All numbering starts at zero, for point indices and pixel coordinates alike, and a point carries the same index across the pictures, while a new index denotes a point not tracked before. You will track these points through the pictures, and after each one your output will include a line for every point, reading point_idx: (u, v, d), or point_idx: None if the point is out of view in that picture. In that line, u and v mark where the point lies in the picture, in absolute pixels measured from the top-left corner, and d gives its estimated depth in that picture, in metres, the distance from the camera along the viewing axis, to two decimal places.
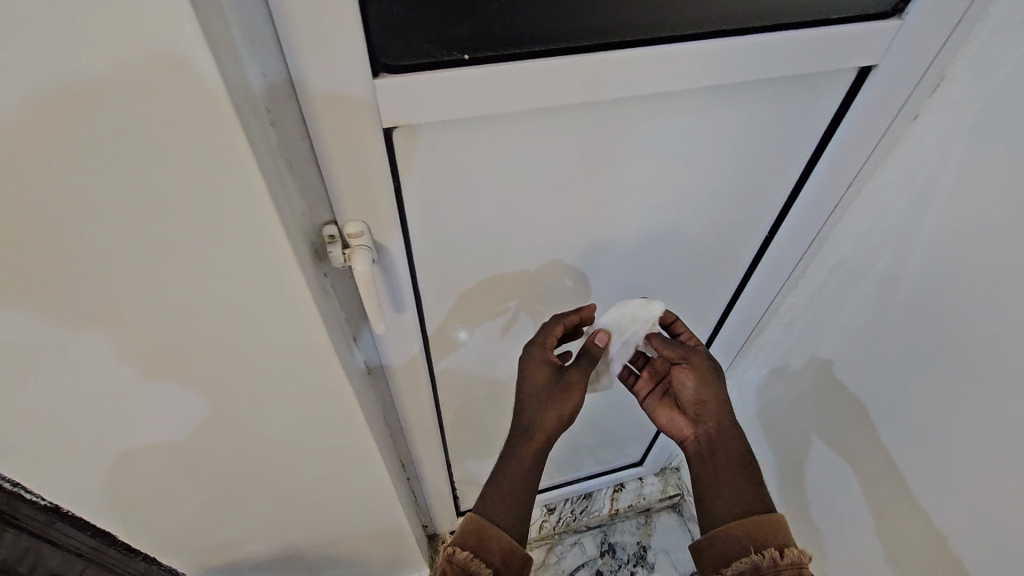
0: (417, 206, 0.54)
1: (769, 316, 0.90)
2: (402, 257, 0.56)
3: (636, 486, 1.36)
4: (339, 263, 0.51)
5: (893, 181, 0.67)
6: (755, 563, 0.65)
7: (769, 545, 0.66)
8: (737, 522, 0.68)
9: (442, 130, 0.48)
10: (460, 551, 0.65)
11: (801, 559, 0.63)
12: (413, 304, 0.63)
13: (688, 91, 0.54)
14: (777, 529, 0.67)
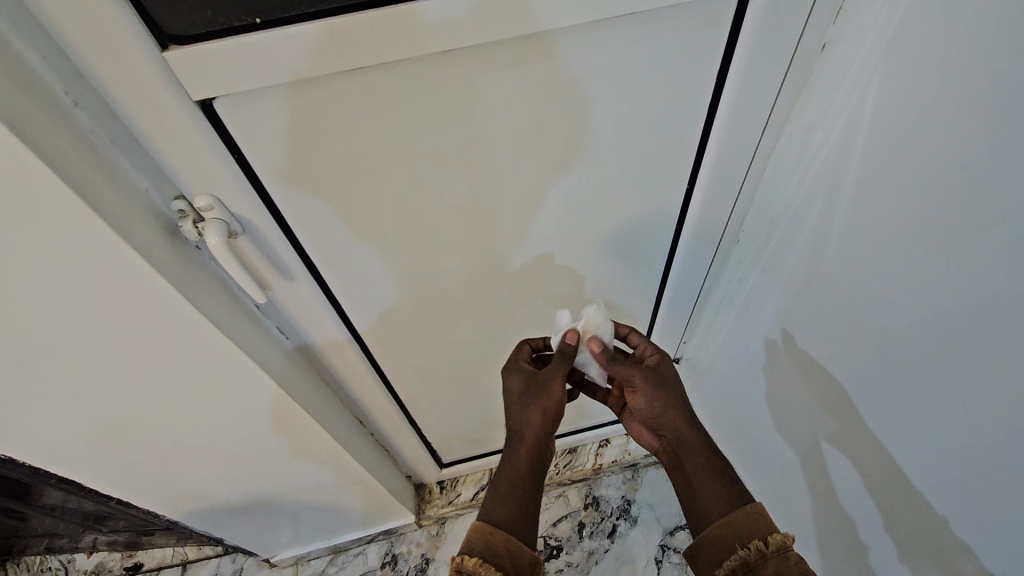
0: (278, 182, 0.54)
1: (710, 283, 0.85)
2: (273, 228, 0.58)
3: (622, 442, 1.36)
4: (195, 236, 0.54)
5: (817, 123, 0.61)
6: (742, 559, 0.55)
7: (754, 536, 0.56)
8: (718, 522, 0.59)
9: (277, 104, 0.48)
10: (468, 559, 0.58)
11: (787, 544, 0.54)
12: (305, 271, 0.64)
13: (550, 39, 0.49)
14: (757, 516, 0.57)
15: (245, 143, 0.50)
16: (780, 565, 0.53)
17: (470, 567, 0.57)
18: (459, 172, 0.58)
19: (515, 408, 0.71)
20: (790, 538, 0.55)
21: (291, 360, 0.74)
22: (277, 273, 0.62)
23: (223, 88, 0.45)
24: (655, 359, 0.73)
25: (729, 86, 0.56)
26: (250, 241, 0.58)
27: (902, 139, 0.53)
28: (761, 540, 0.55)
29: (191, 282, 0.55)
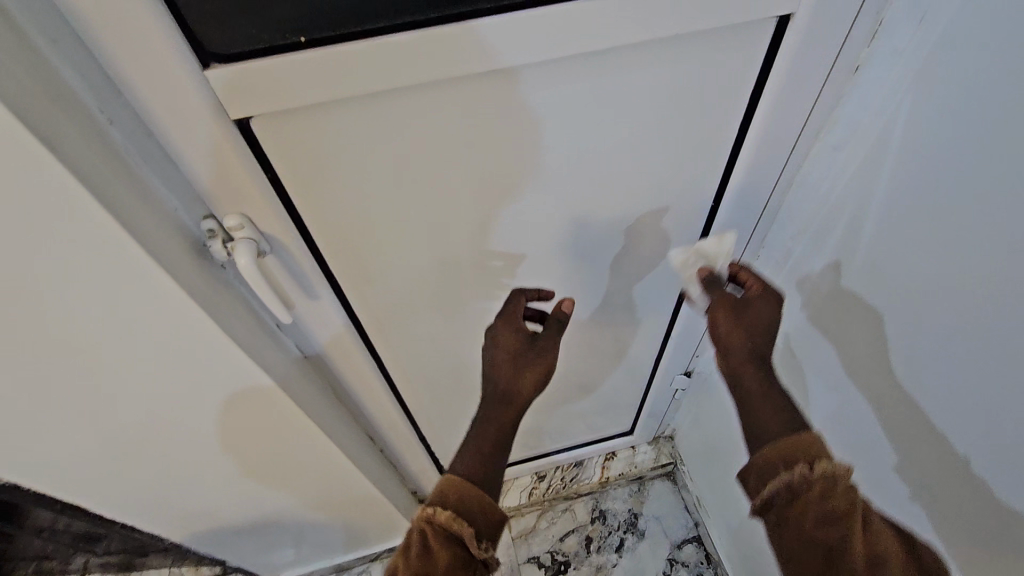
0: (305, 199, 0.53)
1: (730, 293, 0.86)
2: (299, 247, 0.56)
3: (628, 455, 1.35)
4: (224, 256, 0.53)
5: (842, 146, 0.61)
6: (785, 484, 0.53)
7: (799, 460, 0.53)
8: (764, 448, 0.55)
9: (297, 126, 0.47)
10: (440, 513, 0.56)
11: (836, 472, 0.51)
12: (329, 289, 0.63)
13: (586, 56, 0.49)
14: (806, 443, 0.54)
15: (279, 161, 0.49)
16: (830, 490, 0.51)
17: (443, 520, 0.55)
18: (489, 184, 0.58)
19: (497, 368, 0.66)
20: (840, 466, 0.52)
21: (309, 378, 0.73)
22: (301, 293, 0.61)
23: (260, 109, 0.44)
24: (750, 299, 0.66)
25: (765, 99, 0.57)
26: (277, 261, 0.56)
27: (924, 167, 0.52)
28: (810, 464, 0.53)
29: (218, 303, 0.54)
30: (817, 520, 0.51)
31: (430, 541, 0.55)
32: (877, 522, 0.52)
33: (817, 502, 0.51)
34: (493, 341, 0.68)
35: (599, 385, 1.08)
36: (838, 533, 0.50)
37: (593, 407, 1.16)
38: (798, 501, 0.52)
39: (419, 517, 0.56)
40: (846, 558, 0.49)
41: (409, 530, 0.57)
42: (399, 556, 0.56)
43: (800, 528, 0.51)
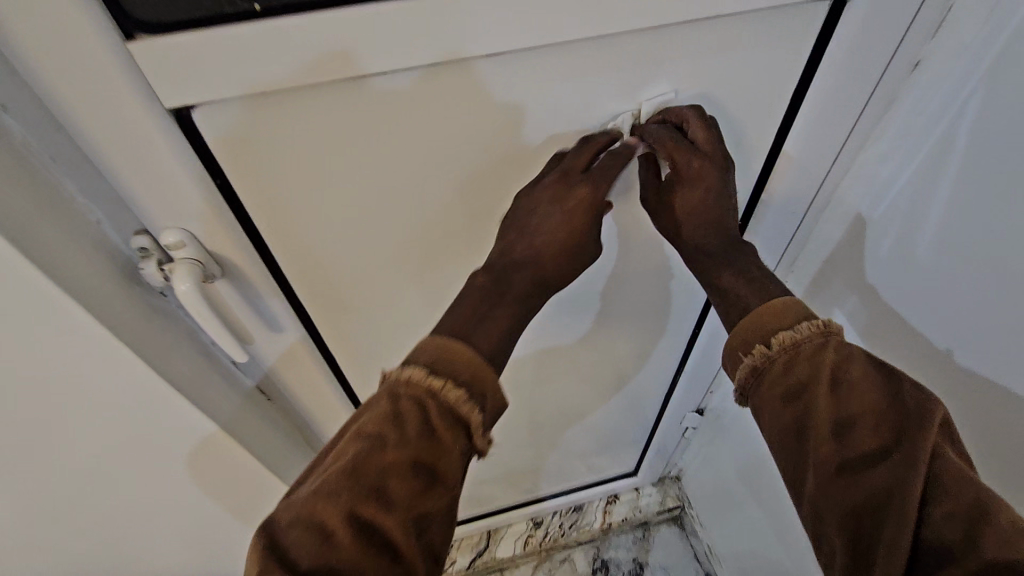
0: (267, 217, 0.44)
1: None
2: (258, 272, 0.47)
3: (632, 498, 1.24)
4: (161, 282, 0.43)
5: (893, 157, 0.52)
6: (750, 370, 0.44)
7: (758, 339, 0.44)
8: (731, 333, 0.46)
9: (258, 126, 0.38)
10: (447, 388, 0.42)
11: (795, 338, 0.43)
12: (297, 322, 0.53)
13: (605, 40, 0.41)
14: (776, 312, 0.44)
15: (236, 171, 0.40)
16: (793, 362, 0.42)
17: (452, 400, 0.42)
18: (486, 199, 0.49)
19: (527, 251, 0.47)
20: (807, 331, 0.43)
21: (277, 427, 0.62)
22: (264, 326, 0.51)
23: (203, 96, 0.35)
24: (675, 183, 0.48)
25: (812, 92, 0.50)
26: (231, 289, 0.47)
27: (1000, 174, 0.44)
28: (767, 343, 0.44)
29: (151, 338, 0.44)
30: (779, 400, 0.42)
31: (426, 415, 0.41)
32: (857, 369, 0.41)
33: (779, 383, 0.43)
34: (544, 208, 0.46)
35: (603, 423, 0.99)
36: (801, 410, 0.41)
37: (594, 446, 1.06)
38: (768, 387, 0.43)
39: (416, 383, 0.42)
40: (812, 432, 0.40)
41: (392, 391, 0.42)
42: (373, 420, 0.41)
43: (767, 418, 0.43)
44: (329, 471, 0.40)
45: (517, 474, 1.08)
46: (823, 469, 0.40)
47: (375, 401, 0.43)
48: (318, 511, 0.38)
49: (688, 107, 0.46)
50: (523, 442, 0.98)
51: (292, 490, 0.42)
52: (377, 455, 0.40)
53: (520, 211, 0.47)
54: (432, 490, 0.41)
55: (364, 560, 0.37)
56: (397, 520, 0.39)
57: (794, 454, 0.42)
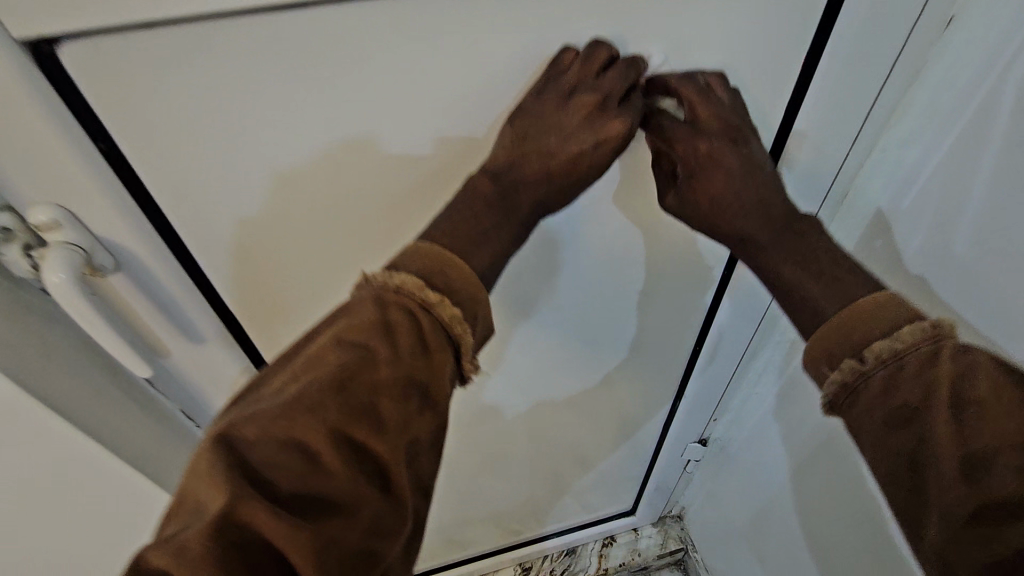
0: (166, 190, 0.36)
1: (754, 345, 0.71)
2: (165, 270, 0.39)
3: (630, 540, 1.13)
4: (30, 266, 0.36)
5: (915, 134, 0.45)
6: (840, 390, 0.35)
7: (847, 348, 0.35)
8: (813, 341, 0.36)
9: (135, 69, 0.31)
10: (432, 296, 0.39)
11: (898, 347, 0.33)
12: (218, 335, 0.45)
13: None
14: (867, 312, 0.34)
15: (115, 129, 0.32)
16: (896, 379, 0.33)
17: (446, 317, 0.39)
18: (444, 176, 0.41)
19: (536, 182, 0.41)
20: (911, 332, 0.33)
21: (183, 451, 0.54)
22: (181, 336, 0.44)
23: (62, 23, 0.28)
24: (699, 166, 0.41)
25: (833, 51, 0.41)
26: (131, 289, 0.39)
27: None
28: (861, 356, 0.34)
29: None
30: (881, 427, 0.33)
31: (412, 329, 0.38)
32: (986, 385, 0.31)
33: (876, 404, 0.33)
34: (554, 127, 0.39)
35: (594, 456, 0.89)
36: (916, 438, 0.32)
37: (585, 483, 0.96)
38: (870, 407, 0.33)
39: (408, 292, 0.39)
40: (932, 469, 0.31)
41: (378, 298, 0.39)
42: (358, 331, 0.38)
43: (868, 445, 0.34)
44: (306, 384, 0.37)
45: (501, 514, 0.97)
46: (954, 519, 0.30)
47: (358, 308, 0.39)
48: (298, 430, 0.35)
49: (681, 78, 0.40)
50: (504, 478, 0.88)
51: (254, 399, 0.38)
52: (366, 372, 0.37)
53: (541, 123, 0.39)
54: (421, 412, 0.39)
55: (351, 481, 0.36)
56: (387, 445, 0.37)
57: (906, 493, 0.32)
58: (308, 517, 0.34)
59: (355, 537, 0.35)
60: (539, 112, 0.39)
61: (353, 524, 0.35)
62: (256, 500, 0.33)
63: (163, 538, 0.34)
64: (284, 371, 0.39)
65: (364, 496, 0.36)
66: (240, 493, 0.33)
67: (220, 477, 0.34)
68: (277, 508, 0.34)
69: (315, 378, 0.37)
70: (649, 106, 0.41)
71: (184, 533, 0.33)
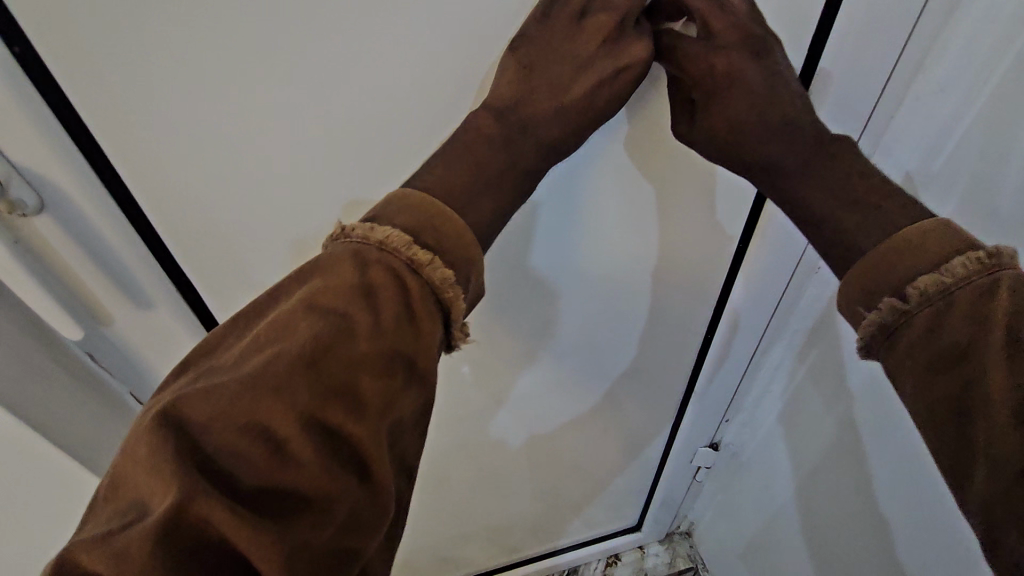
0: (101, 113, 0.35)
1: (773, 329, 0.61)
2: (103, 217, 0.39)
3: (635, 559, 1.05)
4: None
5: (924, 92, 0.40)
6: (880, 326, 0.33)
7: (885, 283, 0.33)
8: (850, 274, 0.34)
9: None
10: (421, 254, 0.35)
11: (947, 280, 0.31)
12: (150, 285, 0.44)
13: None
14: (910, 242, 0.32)
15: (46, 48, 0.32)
16: (941, 318, 0.31)
17: (436, 280, 0.35)
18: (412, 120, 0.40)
19: (537, 115, 0.40)
20: (964, 260, 0.30)
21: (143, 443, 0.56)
22: (120, 295, 0.44)
23: None
24: (718, 87, 0.39)
25: None
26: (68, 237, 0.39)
27: None
28: (902, 295, 0.32)
29: None
30: (925, 367, 0.31)
31: (397, 295, 0.34)
32: None
33: (919, 345, 0.31)
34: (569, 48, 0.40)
35: (593, 468, 0.82)
36: (964, 374, 0.30)
37: (583, 497, 0.88)
38: (915, 344, 0.31)
39: (394, 250, 0.35)
40: (978, 410, 0.29)
41: (359, 255, 0.35)
42: (335, 295, 0.33)
43: (909, 389, 0.32)
44: (270, 356, 0.32)
45: (493, 529, 0.90)
46: (1003, 462, 0.28)
47: (333, 266, 0.35)
48: (263, 414, 0.31)
49: None
50: (492, 483, 0.81)
51: (208, 372, 0.33)
52: (343, 344, 0.33)
53: (551, 45, 0.39)
54: (407, 389, 0.35)
55: (323, 473, 0.32)
56: (369, 430, 0.33)
57: (953, 441, 0.31)
58: (274, 516, 0.30)
59: (327, 535, 0.32)
60: (548, 32, 0.39)
61: (325, 521, 0.32)
62: (212, 495, 0.29)
63: (94, 540, 0.29)
64: (244, 338, 0.34)
65: (338, 486, 0.32)
66: (194, 489, 0.29)
67: (169, 471, 0.29)
68: (236, 506, 0.30)
69: (280, 351, 0.32)
70: (656, 28, 0.40)
71: (119, 540, 0.28)
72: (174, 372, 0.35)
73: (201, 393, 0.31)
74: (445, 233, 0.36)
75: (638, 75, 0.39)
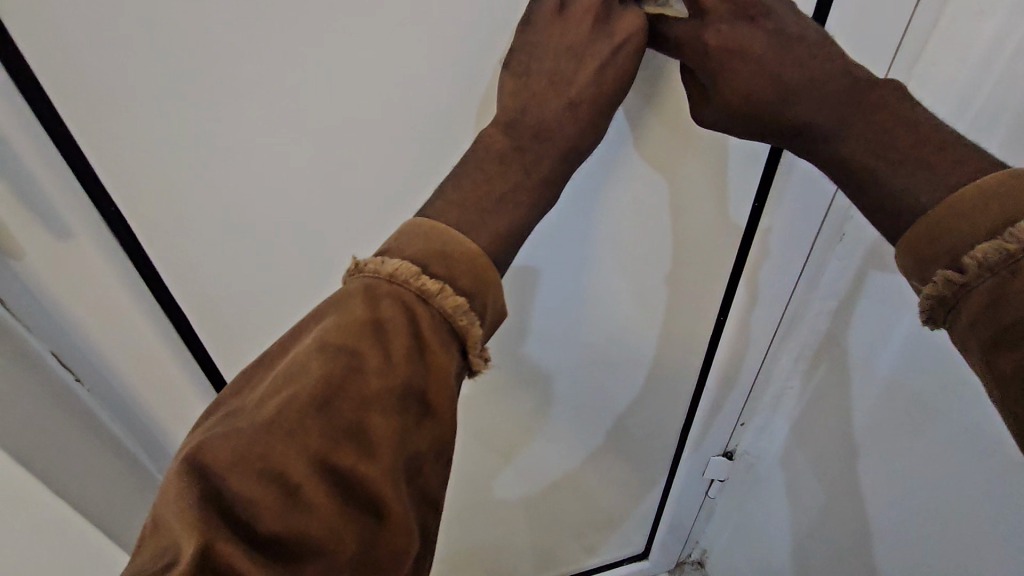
0: (55, 84, 0.32)
1: (792, 316, 0.53)
2: (76, 211, 0.38)
3: None
4: None
5: (947, 89, 0.36)
6: (940, 300, 0.32)
7: (945, 256, 0.31)
8: (906, 243, 0.33)
9: None
10: (427, 282, 0.31)
11: (1015, 248, 0.29)
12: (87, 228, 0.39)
13: None
14: (974, 204, 0.30)
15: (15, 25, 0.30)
16: (1007, 291, 0.29)
17: (448, 308, 0.31)
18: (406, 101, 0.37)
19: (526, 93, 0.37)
20: None
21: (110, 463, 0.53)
22: (90, 297, 0.42)
23: None
24: (716, 60, 0.36)
25: None
26: (46, 235, 0.38)
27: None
28: (958, 266, 0.31)
29: None
30: (991, 345, 0.30)
31: (411, 325, 0.30)
32: None
33: (980, 320, 0.30)
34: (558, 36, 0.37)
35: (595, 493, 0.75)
36: None
37: (584, 522, 0.80)
38: (981, 316, 0.30)
39: (402, 282, 0.31)
40: None
41: (369, 289, 0.31)
42: (345, 334, 0.30)
43: (977, 363, 0.31)
44: (284, 402, 0.28)
45: (488, 554, 0.84)
46: None
47: (344, 301, 0.31)
48: (278, 461, 0.28)
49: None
50: (485, 504, 0.74)
51: (227, 415, 0.30)
52: (354, 384, 0.29)
53: (542, 37, 0.37)
54: (423, 428, 0.30)
55: (341, 531, 0.28)
56: (386, 476, 0.29)
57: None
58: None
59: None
60: (536, 24, 0.36)
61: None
62: (232, 549, 0.26)
63: None
64: (263, 379, 0.31)
65: (358, 546, 0.28)
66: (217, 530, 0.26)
67: (186, 523, 0.26)
68: (258, 557, 0.27)
69: (293, 394, 0.29)
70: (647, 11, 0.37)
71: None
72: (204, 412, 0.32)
73: (221, 437, 0.28)
74: (454, 255, 0.32)
75: (637, 47, 0.36)
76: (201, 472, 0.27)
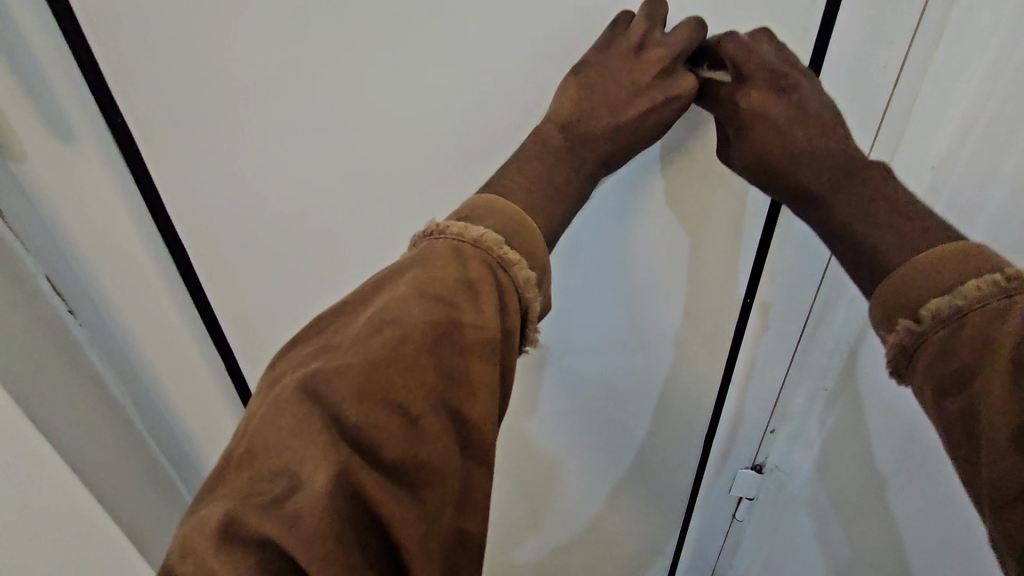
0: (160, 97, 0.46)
1: (810, 337, 0.56)
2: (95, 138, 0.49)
3: None
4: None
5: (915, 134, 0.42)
6: (902, 346, 0.37)
7: (906, 307, 0.37)
8: (878, 295, 0.38)
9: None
10: (506, 251, 0.39)
11: (959, 301, 0.34)
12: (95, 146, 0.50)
13: None
14: (934, 263, 0.36)
15: (104, 26, 0.44)
16: (953, 340, 0.34)
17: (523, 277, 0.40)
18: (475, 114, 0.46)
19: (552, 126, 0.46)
20: (983, 281, 0.34)
21: (103, 390, 0.66)
22: (102, 207, 0.53)
23: None
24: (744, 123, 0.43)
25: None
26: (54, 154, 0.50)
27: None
28: (916, 316, 0.36)
29: None
30: (939, 386, 0.35)
31: (499, 287, 0.39)
32: None
33: (931, 367, 0.35)
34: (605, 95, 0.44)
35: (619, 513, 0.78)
36: (972, 395, 0.34)
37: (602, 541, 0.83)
38: (932, 361, 0.35)
39: (489, 247, 0.39)
40: (985, 424, 0.33)
41: (457, 247, 0.39)
42: (442, 287, 0.38)
43: (930, 406, 0.36)
44: (395, 343, 0.36)
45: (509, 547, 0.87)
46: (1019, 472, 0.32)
47: (436, 260, 0.39)
48: (395, 392, 0.36)
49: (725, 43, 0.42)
50: (505, 490, 0.78)
51: (328, 356, 0.38)
52: (456, 330, 0.37)
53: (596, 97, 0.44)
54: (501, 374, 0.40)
55: (450, 456, 0.37)
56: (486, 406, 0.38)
57: (969, 455, 0.34)
58: (413, 495, 0.36)
59: (448, 519, 0.38)
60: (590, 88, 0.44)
61: (449, 502, 0.38)
62: (362, 468, 0.35)
63: (260, 504, 0.34)
64: (358, 319, 0.39)
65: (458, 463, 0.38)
66: (350, 461, 0.34)
67: (319, 447, 0.34)
68: (379, 473, 0.35)
69: (403, 336, 0.36)
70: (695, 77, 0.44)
71: (291, 506, 0.33)
72: (287, 352, 0.42)
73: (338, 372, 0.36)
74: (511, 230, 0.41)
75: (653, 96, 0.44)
76: (323, 403, 0.36)
